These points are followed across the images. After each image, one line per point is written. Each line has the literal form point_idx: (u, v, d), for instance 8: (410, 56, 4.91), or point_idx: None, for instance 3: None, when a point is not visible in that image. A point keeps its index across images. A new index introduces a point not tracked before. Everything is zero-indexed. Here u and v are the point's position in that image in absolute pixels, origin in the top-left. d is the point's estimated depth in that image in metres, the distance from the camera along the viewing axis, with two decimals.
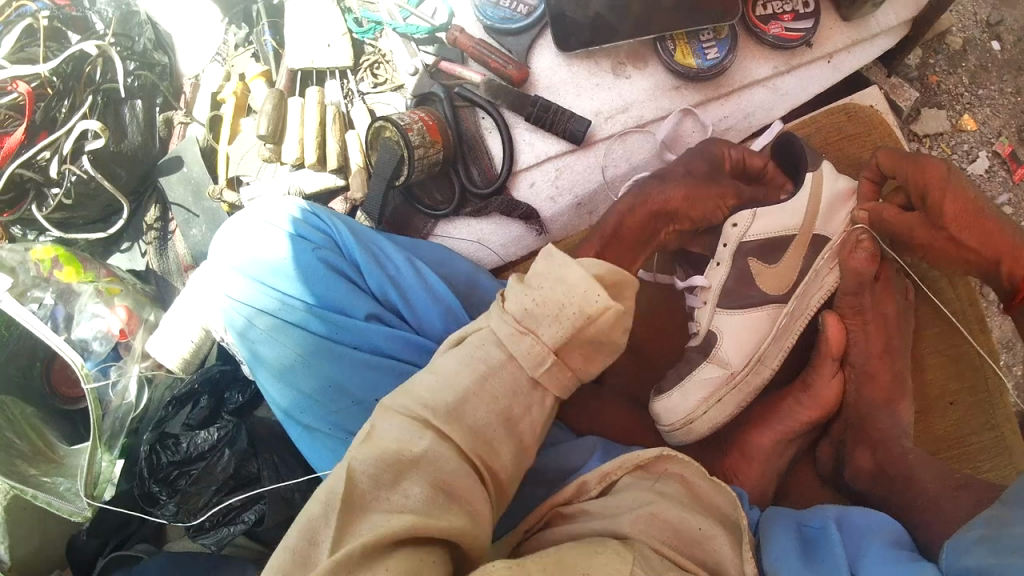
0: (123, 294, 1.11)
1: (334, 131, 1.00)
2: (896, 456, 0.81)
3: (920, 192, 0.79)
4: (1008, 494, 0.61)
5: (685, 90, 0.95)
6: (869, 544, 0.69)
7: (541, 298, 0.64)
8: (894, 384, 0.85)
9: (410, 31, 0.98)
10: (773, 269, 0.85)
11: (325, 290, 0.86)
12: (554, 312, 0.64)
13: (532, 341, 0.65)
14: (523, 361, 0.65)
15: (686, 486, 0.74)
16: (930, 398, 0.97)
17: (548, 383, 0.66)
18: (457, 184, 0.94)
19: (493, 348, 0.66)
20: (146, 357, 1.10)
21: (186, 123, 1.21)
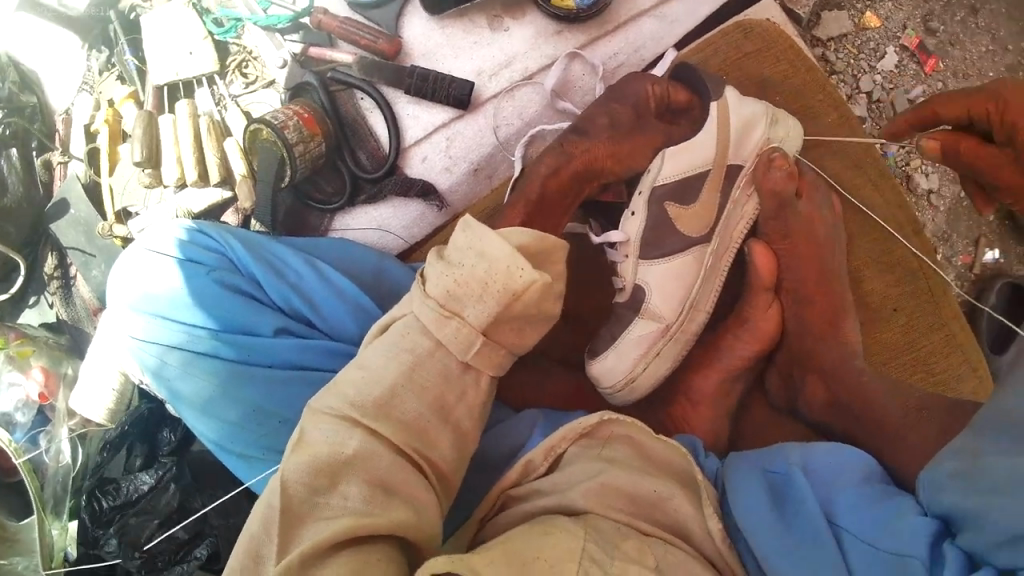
0: (36, 354, 1.00)
1: (211, 141, 0.94)
2: (849, 381, 0.77)
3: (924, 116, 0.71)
4: (978, 421, 0.58)
5: (567, 33, 0.90)
6: (842, 486, 0.64)
7: (463, 277, 0.59)
8: (834, 301, 0.81)
9: (272, 23, 0.91)
10: (690, 211, 0.80)
11: (228, 313, 0.80)
12: (480, 290, 0.58)
13: (459, 324, 0.59)
14: (453, 347, 0.60)
15: (638, 450, 0.68)
16: (876, 308, 0.90)
17: (480, 365, 0.61)
18: (346, 172, 0.89)
19: (422, 338, 0.60)
20: (73, 415, 0.98)
21: (65, 161, 1.11)
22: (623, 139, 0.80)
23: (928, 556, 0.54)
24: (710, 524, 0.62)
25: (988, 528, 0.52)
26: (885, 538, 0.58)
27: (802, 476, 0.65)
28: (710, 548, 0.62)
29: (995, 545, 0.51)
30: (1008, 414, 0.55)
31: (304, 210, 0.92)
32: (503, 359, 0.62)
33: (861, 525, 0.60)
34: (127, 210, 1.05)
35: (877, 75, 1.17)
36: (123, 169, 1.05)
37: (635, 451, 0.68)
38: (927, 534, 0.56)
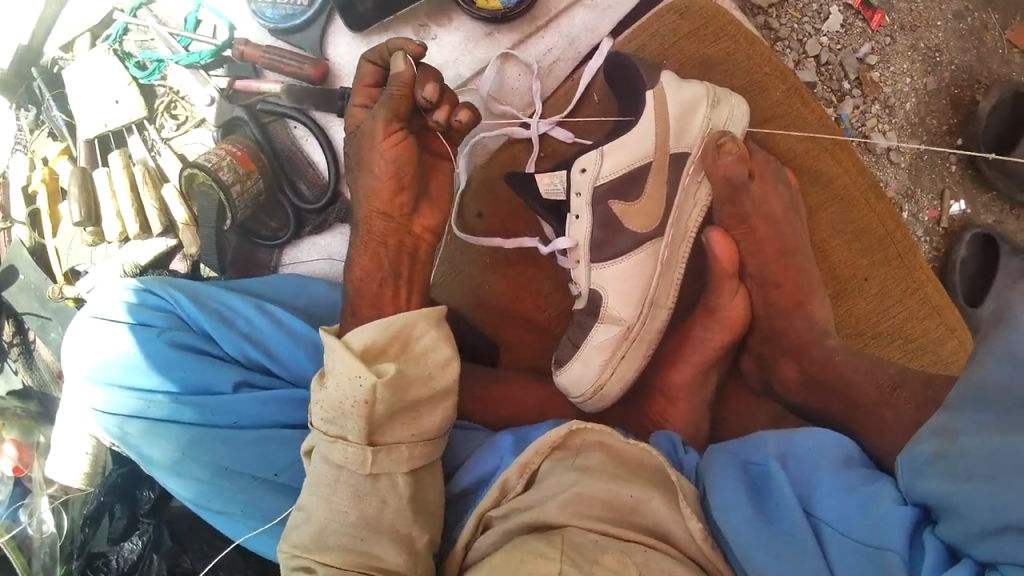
0: (6, 428, 0.98)
1: (149, 191, 0.91)
2: (823, 363, 0.74)
3: None
4: (956, 396, 0.53)
5: (497, 34, 0.88)
6: (820, 474, 0.60)
7: (328, 405, 0.62)
8: (801, 282, 0.78)
9: (193, 60, 0.88)
10: (636, 207, 0.78)
11: (185, 374, 0.77)
12: (341, 410, 0.62)
13: (345, 444, 0.61)
14: (350, 465, 0.61)
15: (609, 453, 0.65)
16: (847, 280, 0.88)
17: (388, 470, 0.62)
18: (288, 205, 0.87)
19: (327, 467, 0.62)
20: (52, 482, 0.96)
21: (8, 226, 1.06)
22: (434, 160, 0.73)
23: (906, 551, 0.52)
24: (689, 525, 0.58)
25: (969, 519, 0.49)
26: (864, 530, 0.55)
27: (780, 468, 0.61)
28: (688, 545, 0.59)
29: (980, 537, 0.49)
30: (983, 393, 0.51)
31: (253, 245, 0.91)
32: (415, 452, 0.63)
33: (844, 519, 0.56)
34: (75, 269, 1.03)
35: (823, 36, 1.14)
36: (65, 229, 1.02)
37: (608, 457, 0.64)
38: (907, 525, 0.53)
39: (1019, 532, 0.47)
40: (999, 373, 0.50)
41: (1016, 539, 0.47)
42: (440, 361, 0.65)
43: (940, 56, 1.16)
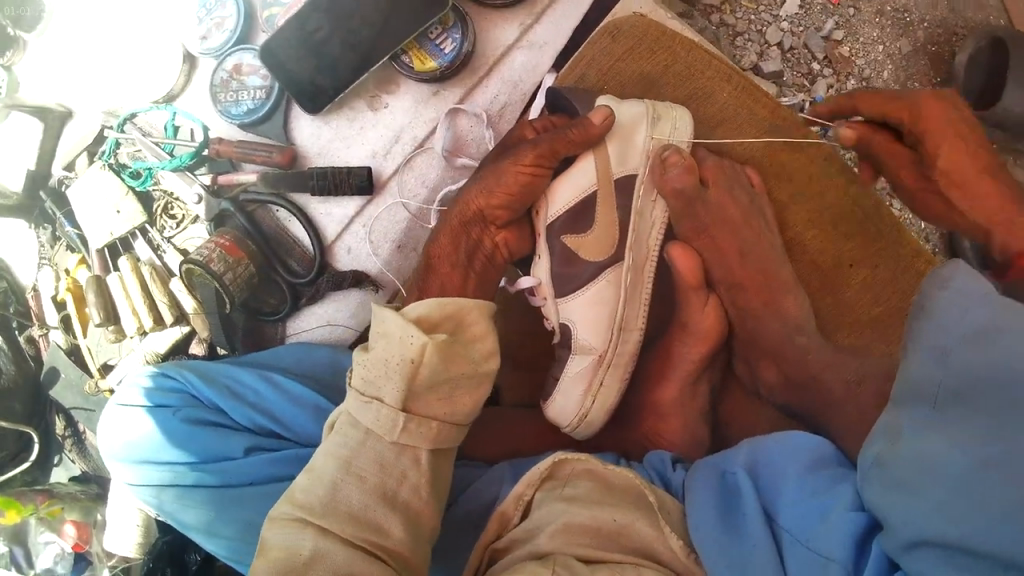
0: (67, 509, 1.07)
1: (158, 288, 0.99)
2: (799, 364, 0.79)
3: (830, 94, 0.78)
4: (898, 394, 0.56)
5: (444, 92, 0.92)
6: (787, 475, 0.65)
7: (372, 362, 0.67)
8: (769, 284, 0.81)
9: (176, 165, 0.95)
10: (588, 238, 0.83)
11: (201, 444, 0.85)
12: (385, 368, 0.66)
13: (379, 406, 0.66)
14: (380, 429, 0.66)
15: (599, 481, 0.71)
16: (832, 272, 0.89)
17: (412, 442, 0.66)
18: (283, 285, 0.92)
19: (352, 430, 0.67)
20: (112, 555, 1.05)
21: (45, 331, 1.17)
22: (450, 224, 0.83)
23: (848, 558, 0.57)
24: (672, 543, 0.64)
25: (893, 531, 0.53)
26: (815, 534, 0.60)
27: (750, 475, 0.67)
28: (672, 559, 0.65)
29: (903, 548, 0.52)
30: (919, 386, 0.55)
31: (259, 324, 0.97)
32: (437, 431, 0.68)
33: (800, 525, 0.61)
34: (108, 362, 1.10)
35: (782, 23, 1.16)
36: (93, 328, 1.10)
37: (599, 483, 0.71)
38: (851, 534, 0.58)
39: (935, 545, 0.51)
40: (930, 372, 0.54)
41: (928, 552, 0.51)
42: (480, 353, 0.71)
43: (909, 18, 1.17)
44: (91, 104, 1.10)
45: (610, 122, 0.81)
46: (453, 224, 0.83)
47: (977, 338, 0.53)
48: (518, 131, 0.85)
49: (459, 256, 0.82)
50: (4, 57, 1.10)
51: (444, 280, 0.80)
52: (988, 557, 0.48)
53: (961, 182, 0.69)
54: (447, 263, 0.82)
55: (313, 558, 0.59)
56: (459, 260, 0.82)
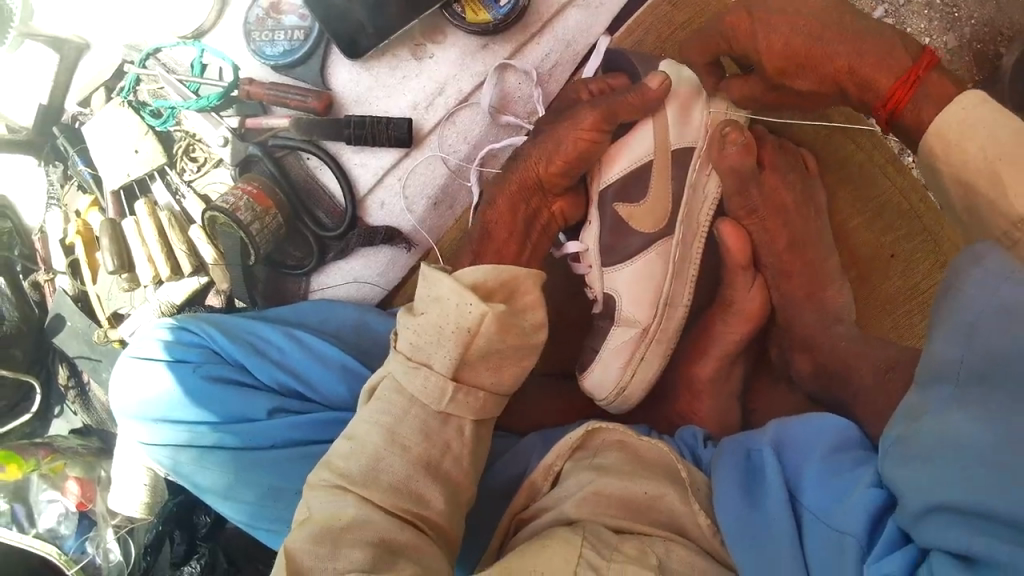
0: (70, 465, 1.03)
1: (176, 235, 0.94)
2: (829, 349, 0.75)
3: (748, 47, 0.72)
4: (920, 376, 0.51)
5: (493, 45, 0.88)
6: (811, 457, 0.60)
7: (421, 327, 0.66)
8: (811, 272, 0.80)
9: (202, 105, 0.90)
10: (642, 208, 0.80)
11: (223, 403, 0.83)
12: (437, 335, 0.65)
13: (427, 373, 0.65)
14: (425, 398, 0.65)
15: (628, 451, 0.68)
16: (872, 262, 0.88)
17: (459, 412, 0.66)
18: (310, 237, 0.88)
19: (396, 396, 0.66)
20: (115, 514, 1.02)
21: (51, 277, 1.13)
22: (508, 189, 0.80)
23: (865, 535, 0.52)
24: (699, 518, 0.60)
25: (905, 501, 0.48)
26: (835, 511, 0.55)
27: (774, 454, 0.62)
28: (699, 537, 0.61)
29: (918, 519, 0.47)
30: (942, 366, 0.49)
31: (280, 278, 0.92)
32: (483, 401, 0.67)
33: (821, 502, 0.56)
34: (118, 311, 1.08)
35: None
36: (104, 276, 1.07)
37: (625, 452, 0.68)
38: (870, 510, 0.53)
39: (952, 514, 0.45)
40: (954, 350, 0.48)
41: (944, 519, 0.46)
42: (532, 325, 0.69)
43: (957, 11, 1.09)
44: (113, 37, 1.05)
45: (667, 87, 0.77)
46: (509, 190, 0.80)
47: (1008, 316, 0.47)
48: (573, 93, 0.81)
49: (515, 225, 0.80)
50: None
51: (499, 248, 0.79)
52: (1012, 525, 0.43)
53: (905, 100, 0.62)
54: (503, 231, 0.79)
55: (354, 522, 0.58)
56: (514, 228, 0.80)
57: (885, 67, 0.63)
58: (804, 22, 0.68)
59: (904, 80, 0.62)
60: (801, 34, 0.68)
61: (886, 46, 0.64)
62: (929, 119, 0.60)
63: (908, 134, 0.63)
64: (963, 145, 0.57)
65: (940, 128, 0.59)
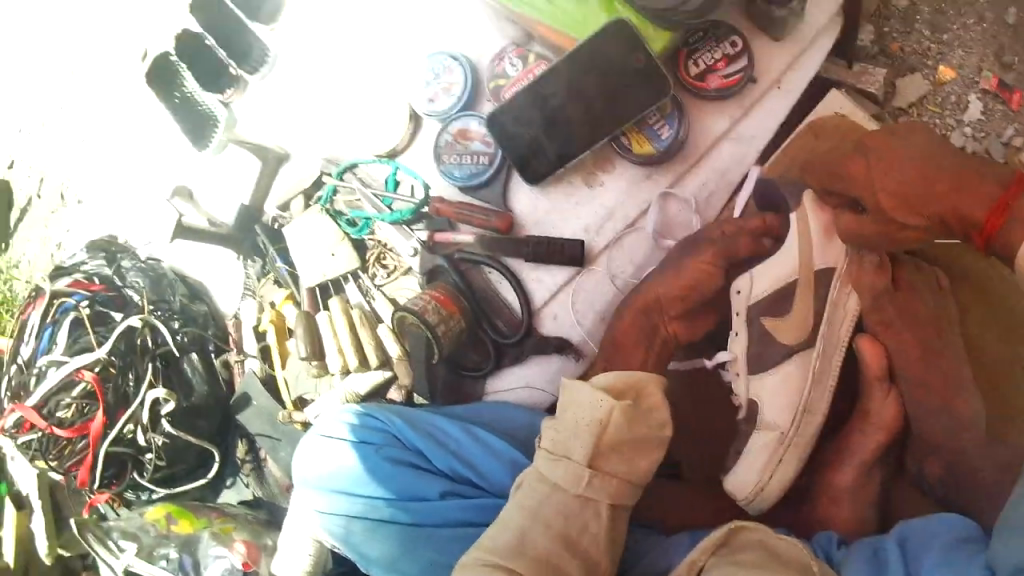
0: (238, 528, 1.12)
1: (366, 332, 1.07)
2: None
3: (860, 187, 0.84)
4: None
5: (656, 175, 1.01)
6: (930, 551, 0.69)
7: (561, 427, 0.76)
8: (945, 382, 0.85)
9: (399, 216, 1.03)
10: (786, 321, 0.89)
11: (401, 482, 0.92)
12: (573, 428, 0.75)
13: (567, 463, 0.74)
14: (565, 484, 0.74)
15: (769, 551, 0.71)
16: (1004, 377, 0.92)
17: (596, 495, 0.74)
18: (489, 342, 1.01)
19: (541, 485, 0.75)
20: None
21: (241, 359, 1.26)
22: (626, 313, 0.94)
23: None
24: None
25: None
26: None
27: (898, 548, 0.71)
28: None
29: None
30: None
31: (459, 379, 1.03)
32: (618, 487, 0.75)
33: None
34: (302, 396, 1.20)
35: (965, 128, 1.18)
36: (292, 362, 1.20)
37: (767, 552, 0.70)
38: None
39: None
40: None
41: None
42: (658, 421, 0.77)
43: None
44: (312, 150, 1.21)
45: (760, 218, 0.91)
46: (634, 308, 0.93)
47: None
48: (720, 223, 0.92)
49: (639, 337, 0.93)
50: (225, 95, 1.23)
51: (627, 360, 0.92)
52: None
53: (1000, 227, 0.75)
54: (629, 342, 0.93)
55: None
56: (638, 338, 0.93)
57: (983, 199, 0.76)
58: (914, 165, 0.80)
59: (996, 210, 0.75)
60: (915, 173, 0.79)
61: (985, 184, 0.77)
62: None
63: (1008, 251, 0.75)
64: None
65: None
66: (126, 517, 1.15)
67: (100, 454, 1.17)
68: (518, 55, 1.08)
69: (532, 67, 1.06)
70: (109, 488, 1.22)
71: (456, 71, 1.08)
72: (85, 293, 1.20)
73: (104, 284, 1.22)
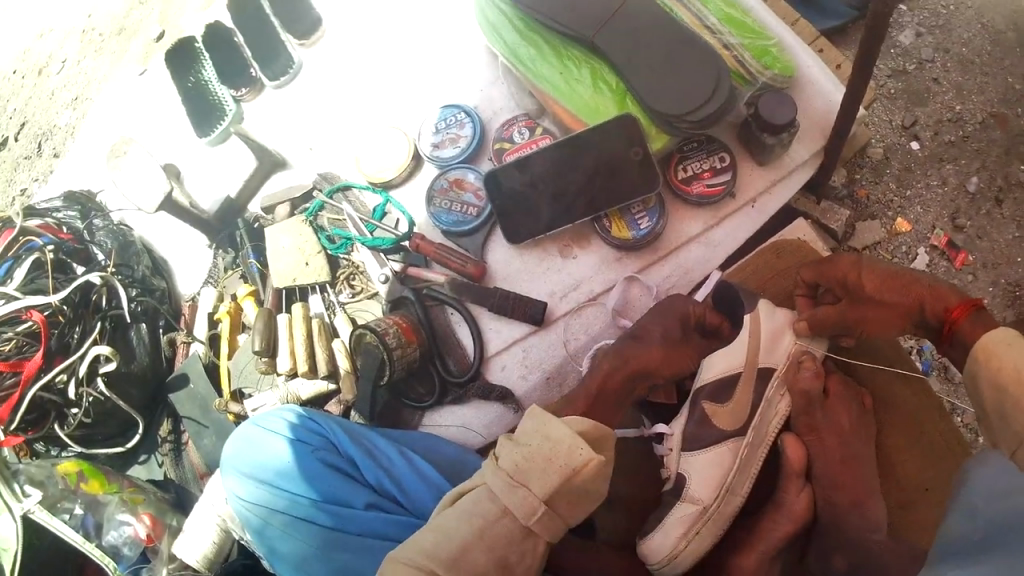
0: (146, 502, 1.17)
1: (321, 340, 1.11)
2: None
3: (843, 281, 0.90)
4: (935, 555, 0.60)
5: (626, 259, 1.08)
6: None
7: (531, 453, 0.68)
8: (857, 485, 0.91)
9: (378, 244, 1.09)
10: (725, 408, 0.95)
11: (329, 486, 0.96)
12: (548, 472, 0.71)
13: (526, 493, 0.68)
14: (524, 524, 0.71)
15: None
16: (909, 491, 0.99)
17: (545, 541, 0.71)
18: (436, 376, 1.05)
19: (490, 503, 0.69)
20: (174, 559, 1.14)
21: (188, 341, 1.29)
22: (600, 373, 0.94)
23: None
24: None
25: None
26: None
27: None
28: None
29: None
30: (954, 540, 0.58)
31: (400, 403, 1.08)
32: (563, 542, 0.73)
33: None
34: (242, 390, 1.21)
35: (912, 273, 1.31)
36: (240, 355, 1.23)
37: None
38: None
39: None
40: (960, 522, 0.58)
41: None
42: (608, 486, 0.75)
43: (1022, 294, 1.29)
44: (310, 163, 1.27)
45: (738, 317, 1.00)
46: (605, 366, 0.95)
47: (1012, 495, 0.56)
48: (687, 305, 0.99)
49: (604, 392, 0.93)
50: (238, 92, 1.29)
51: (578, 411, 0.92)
52: None
53: (964, 324, 0.78)
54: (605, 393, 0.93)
55: None
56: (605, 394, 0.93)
57: (955, 293, 0.81)
58: (892, 266, 0.87)
59: (966, 303, 0.79)
60: (893, 269, 0.86)
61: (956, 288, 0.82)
62: (983, 336, 0.76)
63: (964, 344, 0.78)
64: (1002, 356, 0.73)
65: (988, 343, 0.75)
66: (36, 465, 1.10)
67: (28, 395, 1.16)
68: (527, 126, 1.13)
69: (537, 139, 1.11)
70: (23, 434, 1.19)
71: (466, 126, 1.15)
72: (54, 239, 1.27)
73: (73, 238, 1.30)
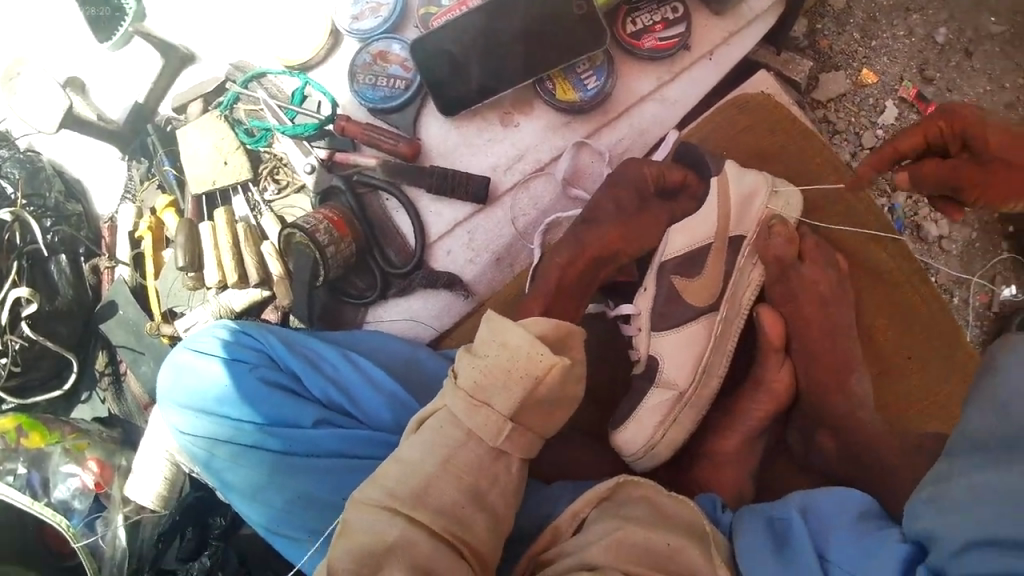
0: (92, 446, 1.06)
1: (248, 246, 1.00)
2: (843, 433, 0.81)
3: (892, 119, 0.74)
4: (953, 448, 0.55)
5: (574, 124, 0.99)
6: (837, 526, 0.60)
7: (488, 367, 0.66)
8: (837, 360, 0.84)
9: (299, 131, 0.98)
10: (697, 282, 0.87)
11: (272, 407, 0.87)
12: (504, 377, 0.65)
13: (488, 411, 0.66)
14: (482, 433, 0.66)
15: (652, 506, 0.67)
16: (891, 359, 0.93)
17: (511, 449, 0.67)
18: (377, 270, 0.96)
19: (454, 429, 0.66)
20: (128, 502, 1.04)
21: (112, 266, 1.18)
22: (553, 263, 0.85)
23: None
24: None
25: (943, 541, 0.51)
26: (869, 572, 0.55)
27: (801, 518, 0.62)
28: None
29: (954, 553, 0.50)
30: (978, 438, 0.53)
31: (338, 302, 1.00)
32: (530, 441, 0.68)
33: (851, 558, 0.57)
34: (173, 310, 1.11)
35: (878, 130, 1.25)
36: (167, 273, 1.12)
37: (648, 505, 0.67)
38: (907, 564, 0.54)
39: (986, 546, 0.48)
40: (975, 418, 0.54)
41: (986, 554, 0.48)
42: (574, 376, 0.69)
43: None
44: (221, 54, 1.15)
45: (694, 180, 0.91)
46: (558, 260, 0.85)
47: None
48: (636, 168, 0.88)
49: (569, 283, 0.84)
50: None
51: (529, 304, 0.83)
52: None
53: None
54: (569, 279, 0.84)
55: (396, 541, 0.60)
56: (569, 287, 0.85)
57: None
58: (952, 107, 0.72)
59: None
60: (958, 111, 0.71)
61: None
62: None
63: None
64: None
65: None
66: None
67: None
68: None
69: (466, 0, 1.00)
70: None
71: None
72: None
73: None
